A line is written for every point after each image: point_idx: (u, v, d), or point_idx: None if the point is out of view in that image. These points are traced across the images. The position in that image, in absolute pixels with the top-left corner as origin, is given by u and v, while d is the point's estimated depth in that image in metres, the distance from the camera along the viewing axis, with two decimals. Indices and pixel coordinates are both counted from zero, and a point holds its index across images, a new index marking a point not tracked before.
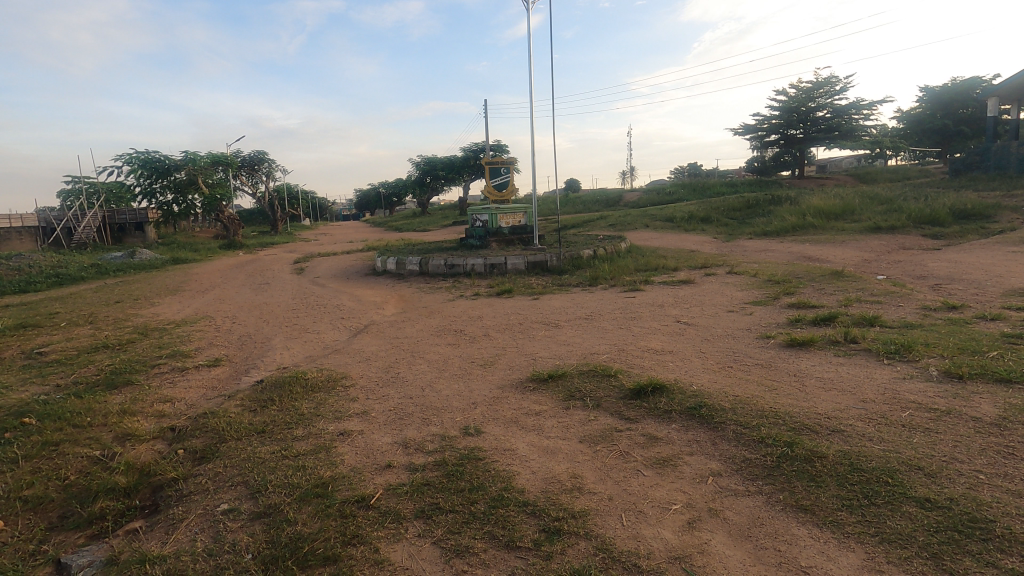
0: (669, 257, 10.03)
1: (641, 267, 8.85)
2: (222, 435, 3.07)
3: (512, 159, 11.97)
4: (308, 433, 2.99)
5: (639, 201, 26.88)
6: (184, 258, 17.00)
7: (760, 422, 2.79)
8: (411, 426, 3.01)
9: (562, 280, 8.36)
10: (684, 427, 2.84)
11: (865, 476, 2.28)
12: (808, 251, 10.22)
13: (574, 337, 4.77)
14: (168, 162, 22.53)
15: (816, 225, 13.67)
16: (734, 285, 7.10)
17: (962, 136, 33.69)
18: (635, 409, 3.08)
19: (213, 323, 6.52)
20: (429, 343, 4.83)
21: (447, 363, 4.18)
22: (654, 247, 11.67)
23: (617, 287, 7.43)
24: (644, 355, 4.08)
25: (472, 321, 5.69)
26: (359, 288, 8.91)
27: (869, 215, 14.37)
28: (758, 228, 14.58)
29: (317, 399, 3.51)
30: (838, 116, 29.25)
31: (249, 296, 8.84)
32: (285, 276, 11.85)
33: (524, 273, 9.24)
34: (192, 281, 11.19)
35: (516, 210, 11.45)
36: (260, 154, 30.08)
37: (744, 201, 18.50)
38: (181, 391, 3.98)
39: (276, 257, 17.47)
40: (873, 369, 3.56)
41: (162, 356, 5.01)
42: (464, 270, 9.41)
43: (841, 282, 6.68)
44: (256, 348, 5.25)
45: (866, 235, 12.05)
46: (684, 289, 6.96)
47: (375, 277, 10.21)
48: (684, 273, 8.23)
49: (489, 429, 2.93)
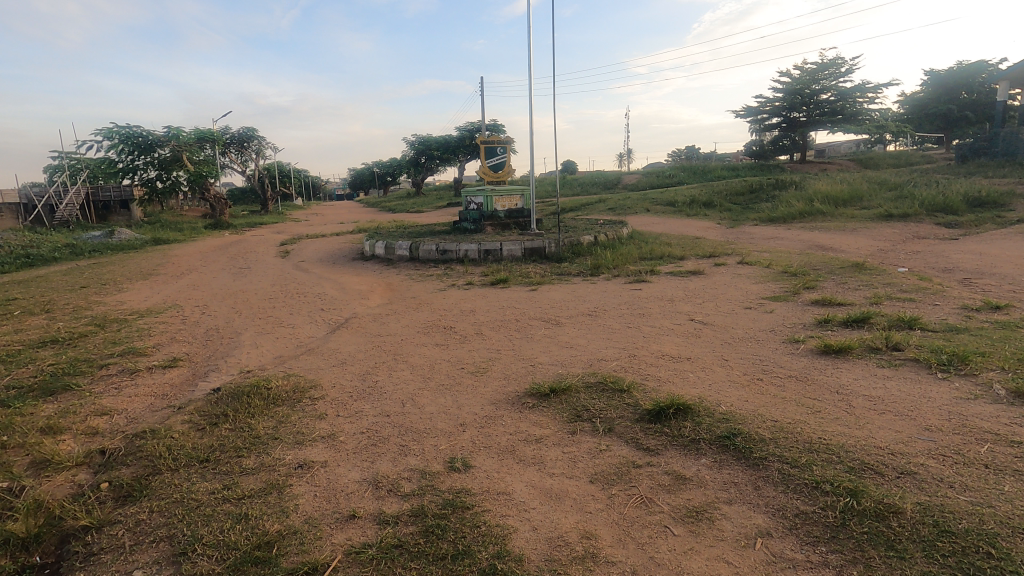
0: (674, 244, 9.53)
1: (645, 255, 8.33)
2: (157, 465, 2.55)
3: (509, 139, 11.32)
4: (259, 465, 2.46)
5: (637, 184, 26.23)
6: (166, 239, 16.31)
7: (810, 459, 2.28)
8: (385, 457, 2.48)
9: (562, 268, 7.82)
10: (717, 464, 2.33)
11: (959, 544, 1.78)
12: (819, 240, 9.72)
13: (577, 338, 4.24)
14: (151, 138, 21.63)
15: (824, 211, 13.15)
16: (746, 276, 6.61)
17: (966, 122, 33.15)
18: (655, 437, 2.57)
19: (180, 314, 5.95)
20: (414, 342, 4.30)
21: (433, 369, 3.65)
22: (656, 233, 11.14)
23: (621, 278, 6.91)
24: (659, 363, 3.56)
25: (464, 316, 5.16)
26: (345, 274, 8.34)
27: (878, 202, 13.87)
28: (763, 214, 14.09)
29: (278, 417, 2.98)
30: (842, 99, 28.61)
31: (227, 282, 8.26)
32: (268, 260, 11.25)
33: (521, 260, 8.67)
34: (169, 264, 10.59)
35: (513, 193, 10.88)
36: (250, 131, 29.17)
37: (747, 185, 17.93)
38: (124, 401, 3.44)
39: (263, 239, 16.88)
40: (928, 386, 3.05)
41: (114, 354, 4.46)
42: (456, 256, 8.85)
43: (864, 276, 6.17)
44: (221, 345, 4.69)
45: (876, 223, 11.55)
46: (694, 281, 6.46)
47: (362, 263, 9.63)
48: (692, 262, 7.70)
49: (479, 462, 2.42)
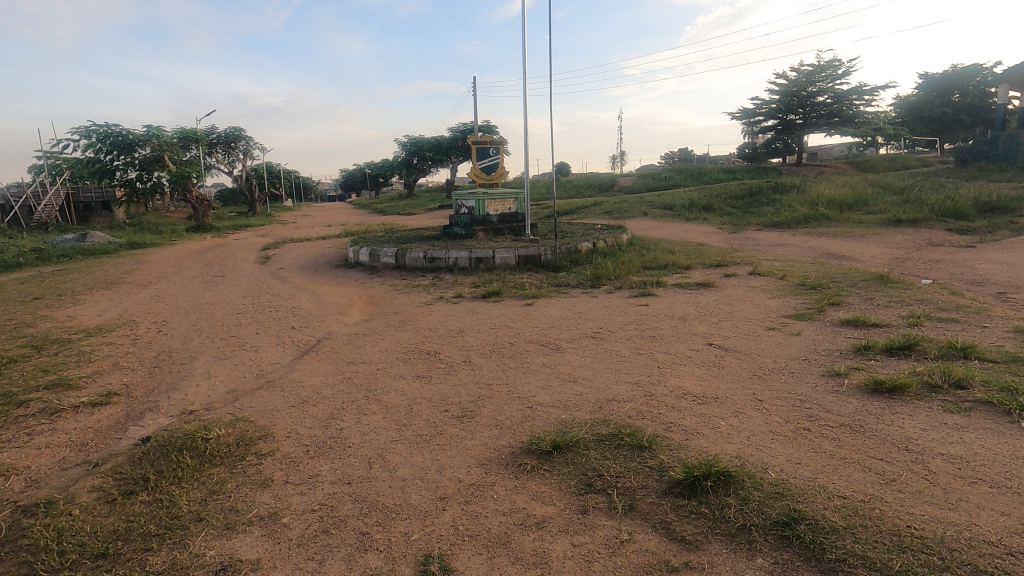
0: (677, 252, 8.99)
1: (648, 264, 7.77)
2: (35, 565, 1.92)
3: (503, 140, 10.73)
4: (169, 568, 1.85)
5: (633, 186, 25.74)
6: (143, 242, 15.59)
7: (907, 564, 1.70)
8: (340, 555, 1.88)
9: (559, 279, 7.24)
10: (780, 570, 1.74)
11: None
12: (830, 248, 9.20)
13: (581, 368, 3.65)
14: (131, 137, 20.85)
15: (829, 216, 12.66)
16: (761, 290, 6.06)
17: (960, 125, 32.99)
18: (691, 521, 1.98)
19: (133, 333, 5.31)
20: (391, 373, 3.69)
21: (411, 412, 3.04)
22: (657, 239, 10.60)
23: (624, 291, 6.35)
24: (682, 406, 2.96)
25: (451, 338, 4.55)
26: (324, 285, 7.71)
27: (884, 206, 13.40)
28: (766, 218, 13.58)
29: (210, 484, 2.36)
30: (839, 101, 28.25)
31: (195, 293, 7.61)
32: (246, 266, 10.60)
33: (514, 269, 8.07)
34: (139, 272, 9.90)
35: (506, 196, 10.28)
36: (236, 131, 28.36)
37: (746, 189, 17.47)
38: (29, 456, 2.80)
39: (245, 242, 16.19)
40: (1015, 441, 2.48)
41: (40, 385, 3.81)
42: (445, 264, 8.24)
43: (891, 291, 5.63)
44: (169, 374, 4.05)
45: (885, 229, 11.07)
46: (705, 295, 5.90)
47: (345, 271, 9.01)
48: (699, 273, 7.14)
49: (463, 564, 1.82)
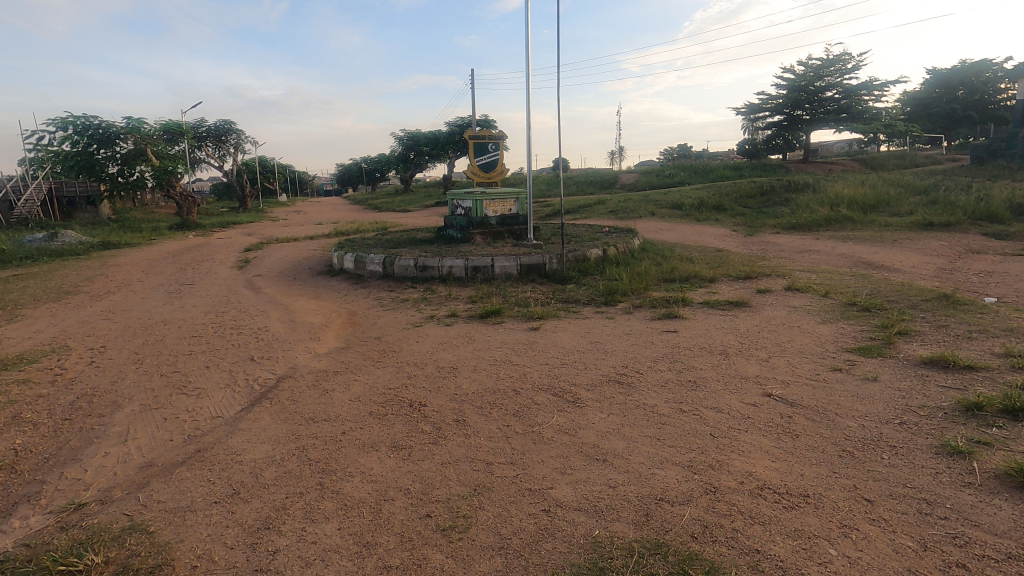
0: (696, 259, 8.12)
1: (667, 275, 6.89)
2: None
3: (502, 135, 9.80)
4: None
5: (637, 183, 24.83)
6: (118, 242, 14.61)
7: None
8: None
9: (567, 293, 6.34)
10: None
11: None
12: (863, 257, 8.32)
13: (611, 437, 2.75)
14: (110, 130, 19.82)
15: (852, 218, 11.80)
16: (805, 311, 5.20)
17: (969, 121, 32.16)
18: None
19: (57, 366, 4.38)
20: (361, 442, 2.80)
21: (380, 518, 2.15)
22: (671, 243, 9.73)
23: (645, 311, 5.46)
24: (765, 515, 2.08)
25: (440, 381, 3.65)
26: (300, 298, 6.81)
27: (909, 208, 12.55)
28: (783, 220, 12.72)
29: None
30: (848, 97, 27.35)
31: (154, 307, 6.69)
32: (222, 271, 9.66)
33: (515, 279, 7.16)
34: (102, 278, 8.97)
35: (506, 196, 9.36)
36: (227, 124, 27.34)
37: (757, 187, 16.59)
38: None
39: (229, 242, 15.25)
40: None
41: None
42: (438, 273, 7.33)
43: (963, 314, 4.75)
44: (78, 434, 3.15)
45: (916, 234, 10.21)
46: (740, 318, 5.03)
47: (327, 279, 8.11)
48: (727, 287, 6.26)
49: None
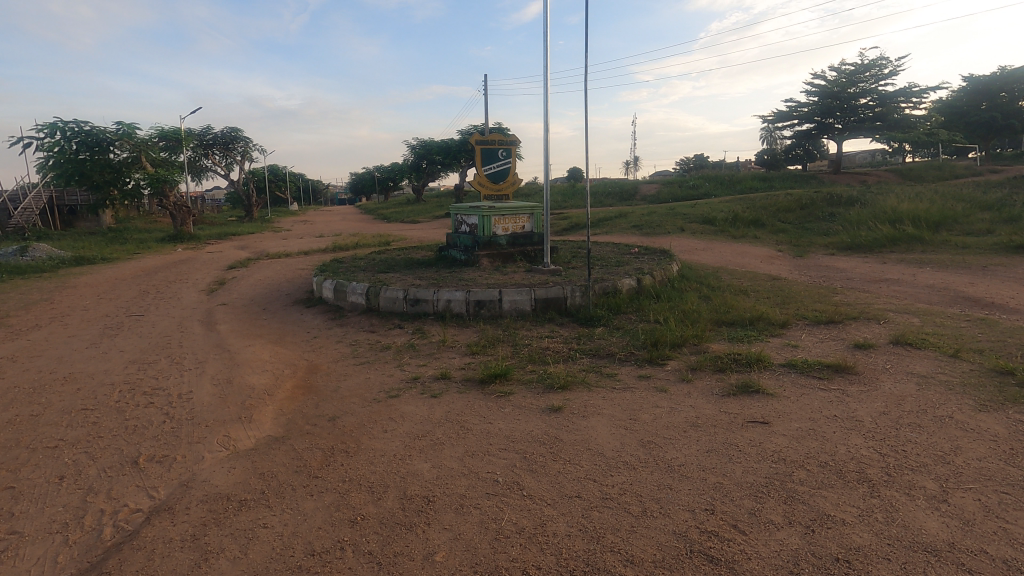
0: (751, 292, 6.59)
1: (725, 316, 5.36)
2: None
3: (517, 139, 8.35)
4: None
5: (659, 194, 23.30)
6: (97, 256, 13.35)
7: None
8: None
9: (597, 341, 4.84)
10: None
11: None
12: (960, 290, 6.69)
13: None
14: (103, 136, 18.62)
15: (918, 238, 10.13)
16: (943, 385, 3.62)
17: (1010, 130, 30.15)
18: None
19: None
20: None
21: None
22: (713, 269, 8.20)
23: (709, 377, 3.93)
24: None
25: (400, 538, 2.17)
26: (256, 342, 5.39)
27: (980, 226, 10.84)
28: (834, 238, 11.09)
29: None
30: (883, 104, 25.59)
31: (72, 351, 5.29)
32: (189, 297, 8.29)
33: (528, 317, 5.67)
34: (45, 306, 7.62)
35: (519, 212, 7.90)
36: (234, 131, 26.37)
37: (796, 200, 14.93)
38: None
39: (218, 257, 14.01)
40: None
41: None
42: (433, 309, 5.88)
43: None
44: None
45: (1005, 258, 8.53)
46: (854, 396, 3.48)
47: (301, 312, 6.69)
48: (810, 339, 4.71)
49: None
